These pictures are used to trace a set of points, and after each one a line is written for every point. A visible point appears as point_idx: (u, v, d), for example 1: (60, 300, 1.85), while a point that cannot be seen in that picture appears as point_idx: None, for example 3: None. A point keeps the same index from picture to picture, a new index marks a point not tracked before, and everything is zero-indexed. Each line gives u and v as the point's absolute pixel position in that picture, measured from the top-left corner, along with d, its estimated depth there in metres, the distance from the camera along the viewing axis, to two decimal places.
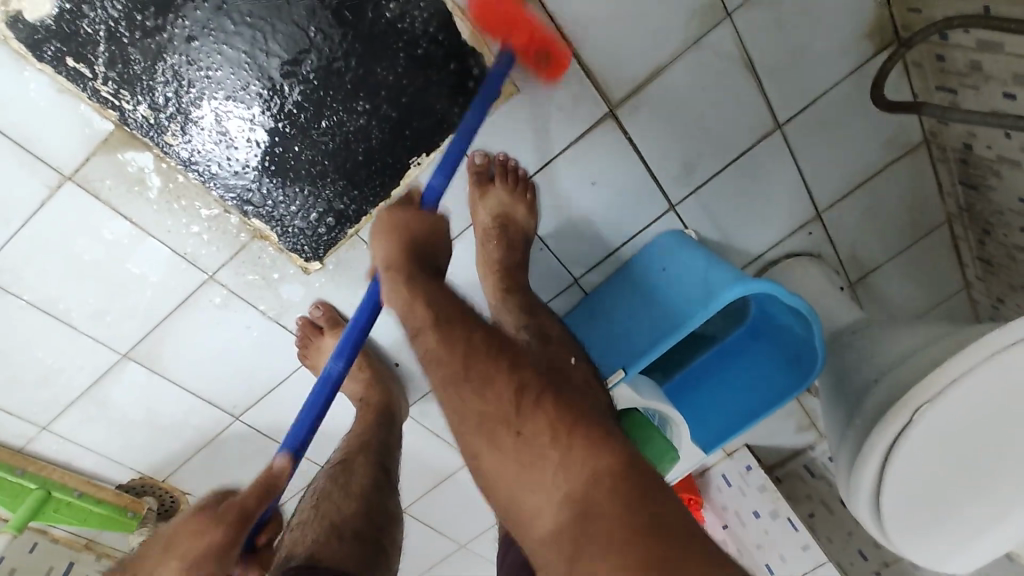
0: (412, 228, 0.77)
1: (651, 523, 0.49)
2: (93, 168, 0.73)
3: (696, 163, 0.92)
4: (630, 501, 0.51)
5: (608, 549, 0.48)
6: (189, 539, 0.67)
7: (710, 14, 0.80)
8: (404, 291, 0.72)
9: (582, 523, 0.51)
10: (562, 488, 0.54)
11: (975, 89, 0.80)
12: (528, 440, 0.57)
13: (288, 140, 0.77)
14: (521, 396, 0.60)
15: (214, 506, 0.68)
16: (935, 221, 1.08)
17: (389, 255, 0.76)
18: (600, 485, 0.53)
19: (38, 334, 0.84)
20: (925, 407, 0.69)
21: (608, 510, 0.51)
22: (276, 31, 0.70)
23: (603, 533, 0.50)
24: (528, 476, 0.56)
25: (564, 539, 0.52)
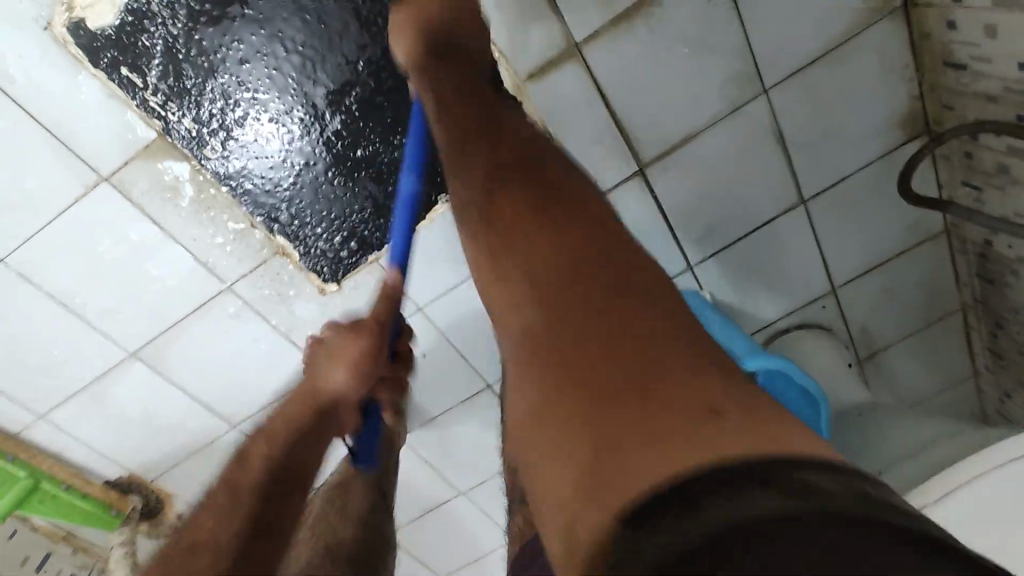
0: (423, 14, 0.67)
1: (655, 359, 0.45)
2: (130, 172, 0.75)
3: (719, 227, 0.93)
4: (629, 313, 0.49)
5: (565, 418, 0.46)
6: (339, 348, 0.75)
7: (747, 88, 0.82)
8: (421, 66, 0.67)
9: (597, 333, 0.48)
10: (561, 314, 0.51)
11: (1001, 190, 0.82)
12: (524, 238, 0.56)
13: (322, 165, 0.79)
14: (527, 227, 0.57)
15: (335, 354, 0.75)
16: (949, 307, 1.08)
17: (411, 42, 0.67)
18: (627, 324, 0.48)
19: (50, 326, 0.85)
20: (925, 509, 0.69)
21: (619, 338, 0.47)
22: (326, 61, 0.72)
23: (584, 341, 0.48)
24: (542, 258, 0.54)
25: (544, 385, 0.49)
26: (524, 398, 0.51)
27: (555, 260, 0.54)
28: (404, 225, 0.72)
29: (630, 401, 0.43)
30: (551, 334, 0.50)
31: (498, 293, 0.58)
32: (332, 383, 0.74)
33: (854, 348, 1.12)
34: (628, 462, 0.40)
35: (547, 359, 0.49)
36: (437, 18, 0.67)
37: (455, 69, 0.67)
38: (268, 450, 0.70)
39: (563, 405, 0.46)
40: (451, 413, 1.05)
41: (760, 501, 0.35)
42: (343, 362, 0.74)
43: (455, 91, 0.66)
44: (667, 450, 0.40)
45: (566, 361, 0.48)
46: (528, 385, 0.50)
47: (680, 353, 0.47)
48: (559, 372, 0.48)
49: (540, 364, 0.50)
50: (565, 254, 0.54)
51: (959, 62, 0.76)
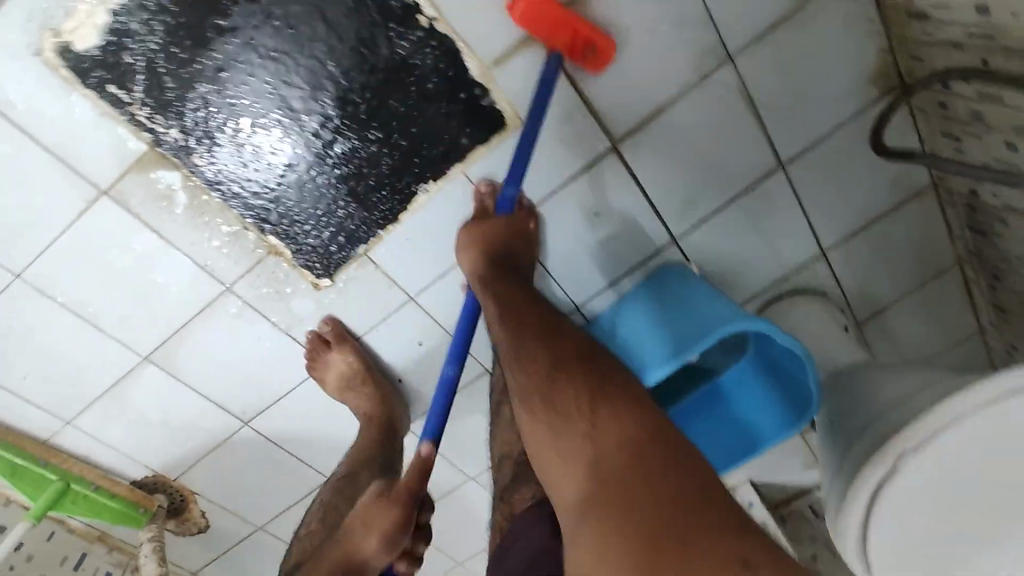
0: (492, 232, 0.83)
1: (659, 452, 0.55)
2: (126, 184, 0.79)
3: (699, 198, 0.94)
4: (654, 437, 0.56)
5: (592, 506, 0.54)
6: (380, 509, 0.78)
7: (712, 56, 0.83)
8: (489, 280, 0.83)
9: (618, 490, 0.53)
10: (601, 428, 0.59)
11: (978, 137, 0.81)
12: (571, 387, 0.64)
13: (305, 165, 0.83)
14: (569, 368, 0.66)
15: (368, 525, 0.78)
16: (945, 264, 1.08)
17: (476, 261, 0.85)
18: (669, 470, 0.53)
19: (68, 336, 0.90)
20: (907, 454, 0.70)
21: (648, 486, 0.52)
22: (298, 64, 0.75)
23: (613, 455, 0.56)
24: (567, 392, 0.64)
25: (582, 501, 0.56)
26: (572, 528, 0.55)
27: (601, 418, 0.59)
28: (438, 406, 0.88)
29: (652, 548, 0.48)
30: (595, 479, 0.56)
31: (547, 407, 0.64)
32: (364, 545, 0.78)
33: (851, 312, 1.11)
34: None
35: (593, 472, 0.57)
36: (504, 230, 0.83)
37: (496, 236, 0.83)
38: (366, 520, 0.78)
39: (618, 533, 0.50)
40: (452, 399, 1.09)
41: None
42: (376, 531, 0.78)
43: (495, 230, 0.83)
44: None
45: (608, 499, 0.54)
46: (575, 526, 0.55)
47: (702, 495, 0.51)
48: (601, 496, 0.54)
49: (582, 458, 0.58)
50: (605, 411, 0.60)
51: (921, 13, 0.76)
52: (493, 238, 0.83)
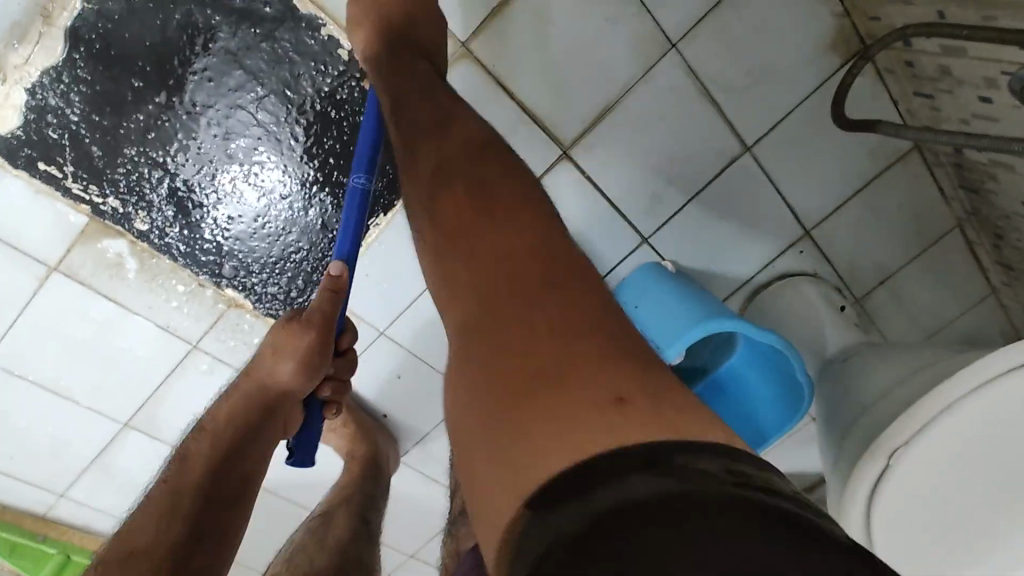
0: (384, 77, 0.69)
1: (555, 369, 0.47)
2: (75, 258, 0.79)
3: (664, 193, 0.90)
4: (553, 325, 0.50)
5: (496, 333, 0.52)
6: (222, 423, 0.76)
7: (656, 46, 0.79)
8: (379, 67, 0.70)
9: (516, 282, 0.53)
10: (505, 283, 0.54)
11: (952, 93, 0.75)
12: (479, 223, 0.59)
13: (249, 214, 0.81)
14: (472, 220, 0.59)
15: (218, 423, 0.76)
16: (943, 227, 1.01)
17: (372, 40, 0.70)
18: (559, 287, 0.53)
19: (46, 411, 0.90)
20: (900, 450, 0.66)
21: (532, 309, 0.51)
22: (223, 115, 0.73)
23: (512, 310, 0.52)
24: (485, 225, 0.58)
25: (476, 354, 0.52)
26: (461, 381, 0.52)
27: (493, 226, 0.58)
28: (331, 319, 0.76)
29: (541, 415, 0.45)
30: (483, 295, 0.55)
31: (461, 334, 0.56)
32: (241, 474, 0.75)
33: (849, 291, 1.05)
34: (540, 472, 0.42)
35: (483, 329, 0.53)
36: (398, 52, 0.69)
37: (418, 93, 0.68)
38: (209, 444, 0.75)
39: (505, 432, 0.46)
40: (441, 427, 1.06)
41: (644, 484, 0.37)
42: (221, 436, 0.75)
43: (401, 84, 0.69)
44: (572, 436, 0.43)
45: (499, 280, 0.54)
46: (470, 395, 0.51)
47: (617, 352, 0.48)
48: (484, 384, 0.50)
49: (470, 294, 0.56)
50: (493, 220, 0.58)
51: None
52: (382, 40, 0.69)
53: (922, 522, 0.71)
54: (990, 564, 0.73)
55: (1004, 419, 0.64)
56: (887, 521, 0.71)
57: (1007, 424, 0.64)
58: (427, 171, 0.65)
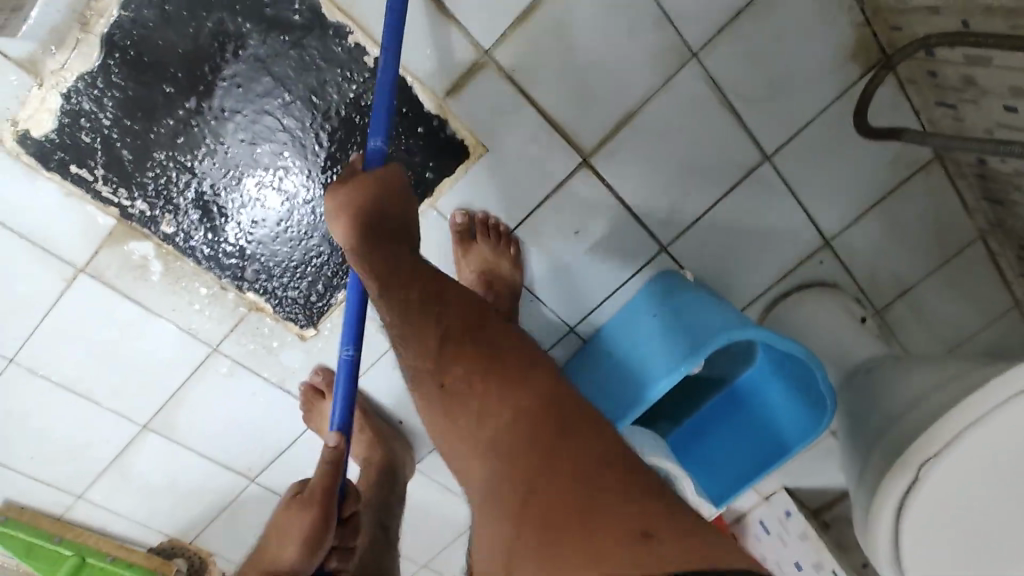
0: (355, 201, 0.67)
1: (581, 476, 0.53)
2: (102, 259, 0.80)
3: (683, 202, 0.90)
4: (575, 469, 0.54)
5: (505, 521, 0.55)
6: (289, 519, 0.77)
7: (677, 55, 0.79)
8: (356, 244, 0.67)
9: (533, 471, 0.55)
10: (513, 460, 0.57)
11: (975, 103, 0.75)
12: (479, 417, 0.62)
13: (272, 218, 0.82)
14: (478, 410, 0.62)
15: (286, 534, 0.77)
16: (966, 238, 1.00)
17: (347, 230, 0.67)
18: (567, 433, 0.57)
19: (69, 413, 0.91)
20: (931, 462, 0.65)
21: (549, 464, 0.55)
22: (251, 121, 0.75)
23: (525, 464, 0.56)
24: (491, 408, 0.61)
25: (504, 504, 0.55)
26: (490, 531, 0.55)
27: (491, 428, 0.61)
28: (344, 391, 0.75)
29: (555, 524, 0.51)
30: (503, 453, 0.58)
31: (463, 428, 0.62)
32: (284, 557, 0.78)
33: (869, 303, 1.04)
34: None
35: (514, 464, 0.57)
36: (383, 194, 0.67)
37: (378, 249, 0.67)
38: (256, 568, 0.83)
39: (537, 535, 0.51)
40: None
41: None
42: (292, 539, 0.77)
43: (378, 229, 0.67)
44: (599, 566, 0.47)
45: (517, 462, 0.57)
46: (490, 516, 0.56)
47: (604, 454, 0.55)
48: (511, 507, 0.55)
49: (498, 456, 0.58)
50: (486, 419, 0.61)
51: None
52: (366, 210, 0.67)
53: (951, 541, 0.70)
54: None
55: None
56: (916, 540, 0.70)
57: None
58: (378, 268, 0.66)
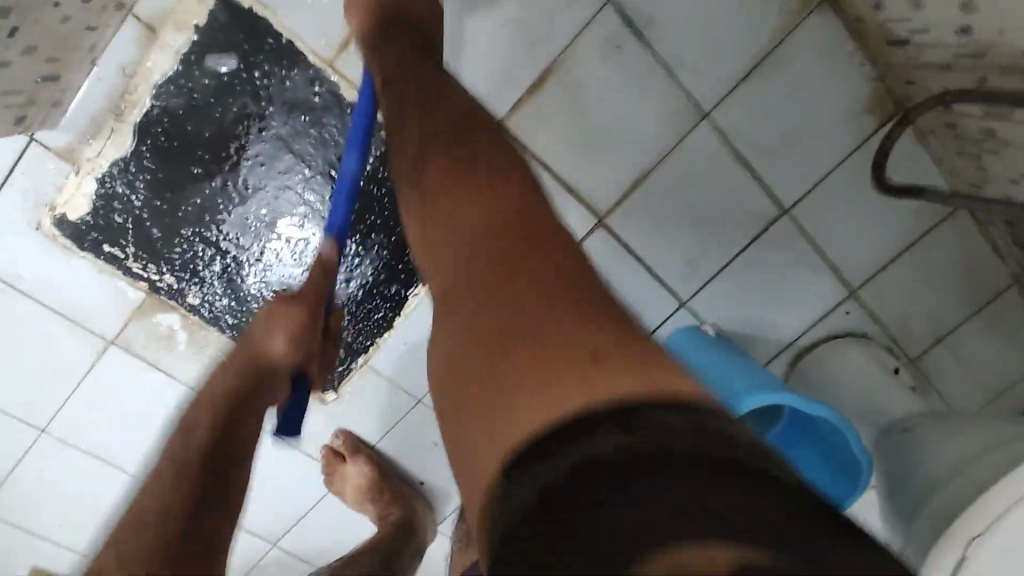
0: (380, 9, 0.68)
1: (547, 317, 0.47)
2: (131, 331, 0.82)
3: (702, 257, 0.89)
4: (532, 277, 0.50)
5: (466, 256, 0.53)
6: (276, 317, 0.68)
7: (690, 114, 0.80)
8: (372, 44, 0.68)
9: (494, 267, 0.51)
10: (456, 208, 0.56)
11: (997, 153, 0.74)
12: (440, 149, 0.60)
13: (293, 286, 0.83)
14: (438, 157, 0.60)
15: (273, 322, 0.67)
16: (1001, 283, 0.97)
17: (362, 16, 0.69)
18: (535, 249, 0.52)
19: (96, 479, 0.92)
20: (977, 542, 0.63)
21: (502, 291, 0.50)
22: (273, 195, 0.77)
23: (472, 223, 0.55)
24: (450, 164, 0.59)
25: (454, 273, 0.54)
26: (447, 341, 0.52)
27: (454, 205, 0.56)
28: (345, 189, 0.68)
29: (505, 331, 0.47)
30: (457, 279, 0.53)
31: (423, 217, 0.59)
32: (267, 353, 0.67)
33: (903, 351, 1.00)
34: (500, 412, 0.44)
35: (469, 242, 0.54)
36: (395, 12, 0.68)
37: (401, 49, 0.67)
38: (222, 399, 0.65)
39: (468, 368, 0.48)
40: None
41: (608, 439, 0.39)
42: (279, 336, 0.67)
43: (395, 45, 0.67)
44: (557, 398, 0.42)
45: (480, 271, 0.52)
46: (444, 327, 0.53)
47: (572, 287, 0.49)
48: (466, 335, 0.50)
49: (443, 195, 0.58)
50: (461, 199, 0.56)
51: (900, 40, 0.73)
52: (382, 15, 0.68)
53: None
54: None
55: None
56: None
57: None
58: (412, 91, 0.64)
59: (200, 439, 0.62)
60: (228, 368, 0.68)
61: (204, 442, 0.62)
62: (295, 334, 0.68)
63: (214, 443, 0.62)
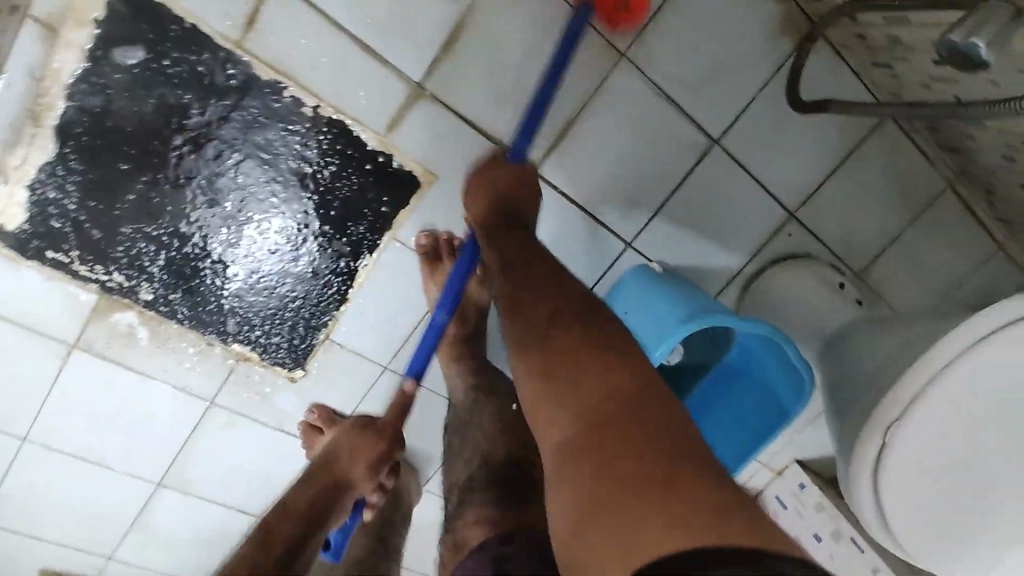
0: (497, 181, 0.78)
1: (642, 452, 0.57)
2: (91, 333, 0.84)
3: (641, 197, 0.91)
4: (632, 434, 0.59)
5: (572, 395, 0.65)
6: (355, 449, 0.84)
7: (608, 57, 0.81)
8: (479, 211, 0.80)
9: (608, 434, 0.60)
10: (580, 390, 0.65)
11: (906, 60, 0.78)
12: (567, 340, 0.68)
13: (243, 271, 0.85)
14: (559, 344, 0.69)
15: (354, 453, 0.84)
16: (934, 189, 1.01)
17: (479, 209, 0.80)
18: (661, 446, 0.58)
19: (84, 480, 0.96)
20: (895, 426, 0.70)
21: (626, 450, 0.58)
22: (206, 184, 0.78)
23: (594, 395, 0.64)
24: (567, 347, 0.68)
25: (548, 395, 0.67)
26: (559, 437, 0.65)
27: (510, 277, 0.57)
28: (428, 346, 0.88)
29: (614, 437, 0.60)
30: (555, 376, 0.67)
31: (544, 353, 0.69)
32: (349, 473, 0.83)
33: (847, 267, 1.03)
34: (625, 561, 0.53)
35: (578, 385, 0.65)
36: (516, 178, 0.79)
37: (507, 239, 0.78)
38: (307, 509, 0.78)
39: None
40: None
41: (692, 543, 0.49)
42: (362, 460, 0.84)
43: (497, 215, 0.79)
44: (649, 541, 0.52)
45: (593, 425, 0.62)
46: (563, 488, 0.62)
47: (675, 448, 0.58)
48: (541, 389, 0.68)
49: (562, 395, 0.66)
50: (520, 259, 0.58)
51: None
52: (491, 197, 0.79)
53: (935, 490, 0.73)
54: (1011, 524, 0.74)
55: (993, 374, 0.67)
56: (900, 493, 0.73)
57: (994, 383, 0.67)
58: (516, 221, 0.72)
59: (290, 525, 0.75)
60: (286, 509, 0.77)
61: (295, 526, 0.75)
62: (375, 461, 0.85)
63: (310, 519, 0.77)
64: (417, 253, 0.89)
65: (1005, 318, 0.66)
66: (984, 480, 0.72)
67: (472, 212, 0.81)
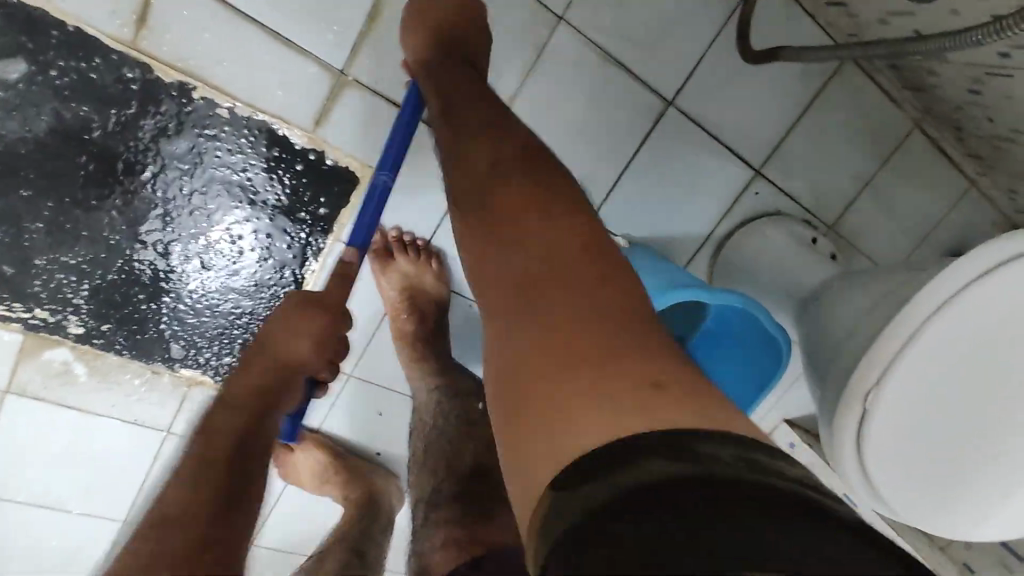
0: (449, 14, 0.66)
1: (618, 363, 0.43)
2: (23, 375, 0.79)
3: (597, 170, 0.85)
4: (612, 343, 0.44)
5: (510, 249, 0.53)
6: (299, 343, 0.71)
7: (544, 22, 0.75)
8: (423, 45, 0.67)
9: (555, 299, 0.48)
10: (558, 259, 0.50)
11: None
12: (535, 211, 0.54)
13: (180, 292, 0.79)
14: (533, 203, 0.54)
15: (296, 332, 0.71)
16: (901, 130, 0.97)
17: (424, 45, 0.67)
18: (628, 334, 0.45)
19: (42, 527, 0.90)
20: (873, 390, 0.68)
21: (594, 320, 0.46)
22: (121, 203, 0.71)
23: (534, 256, 0.51)
24: (539, 223, 0.53)
25: (490, 237, 0.55)
26: (494, 310, 0.52)
27: (524, 224, 0.53)
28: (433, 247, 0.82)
29: (562, 292, 0.48)
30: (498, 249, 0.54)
31: (489, 199, 0.56)
32: (301, 363, 0.72)
33: (820, 221, 0.99)
34: (567, 445, 0.41)
35: (539, 273, 0.50)
36: (447, 19, 0.66)
37: (471, 91, 0.64)
38: (254, 395, 0.69)
39: (536, 378, 0.45)
40: None
41: (685, 473, 0.35)
42: (298, 349, 0.71)
43: (478, 108, 0.62)
44: (606, 405, 0.41)
45: (543, 282, 0.49)
46: (497, 320, 0.51)
47: (669, 373, 0.43)
48: (494, 241, 0.54)
49: (520, 248, 0.52)
50: (534, 212, 0.53)
51: None
52: (440, 16, 0.66)
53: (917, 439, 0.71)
54: (994, 471, 0.73)
55: (969, 318, 0.66)
56: (884, 454, 0.71)
57: (970, 326, 0.66)
58: (439, 106, 0.65)
59: (224, 455, 0.66)
60: (238, 402, 0.69)
61: (220, 490, 0.64)
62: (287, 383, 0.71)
63: (240, 443, 0.67)
64: (368, 254, 0.83)
65: (975, 258, 0.64)
66: (966, 427, 0.70)
67: (422, 67, 0.67)
